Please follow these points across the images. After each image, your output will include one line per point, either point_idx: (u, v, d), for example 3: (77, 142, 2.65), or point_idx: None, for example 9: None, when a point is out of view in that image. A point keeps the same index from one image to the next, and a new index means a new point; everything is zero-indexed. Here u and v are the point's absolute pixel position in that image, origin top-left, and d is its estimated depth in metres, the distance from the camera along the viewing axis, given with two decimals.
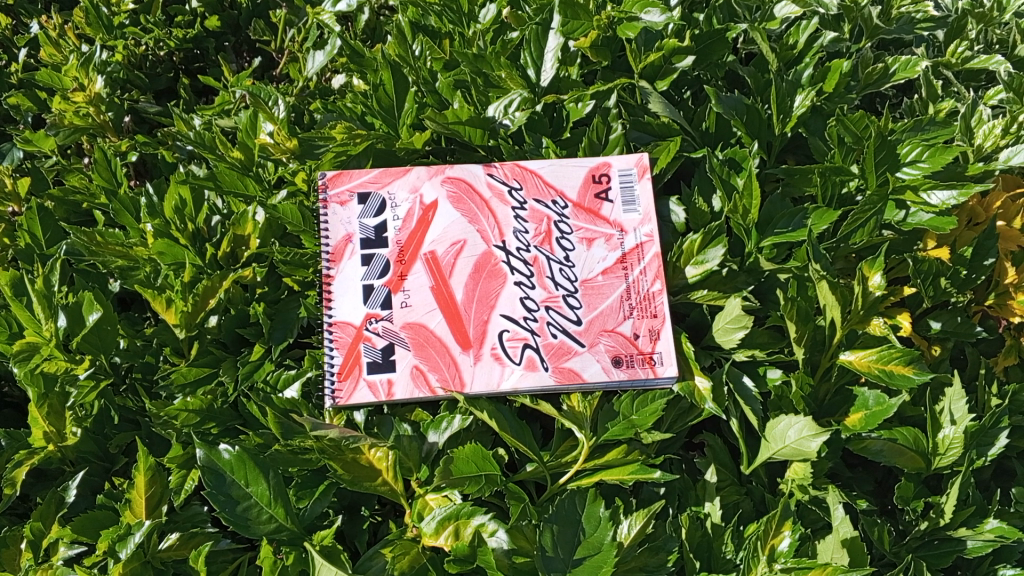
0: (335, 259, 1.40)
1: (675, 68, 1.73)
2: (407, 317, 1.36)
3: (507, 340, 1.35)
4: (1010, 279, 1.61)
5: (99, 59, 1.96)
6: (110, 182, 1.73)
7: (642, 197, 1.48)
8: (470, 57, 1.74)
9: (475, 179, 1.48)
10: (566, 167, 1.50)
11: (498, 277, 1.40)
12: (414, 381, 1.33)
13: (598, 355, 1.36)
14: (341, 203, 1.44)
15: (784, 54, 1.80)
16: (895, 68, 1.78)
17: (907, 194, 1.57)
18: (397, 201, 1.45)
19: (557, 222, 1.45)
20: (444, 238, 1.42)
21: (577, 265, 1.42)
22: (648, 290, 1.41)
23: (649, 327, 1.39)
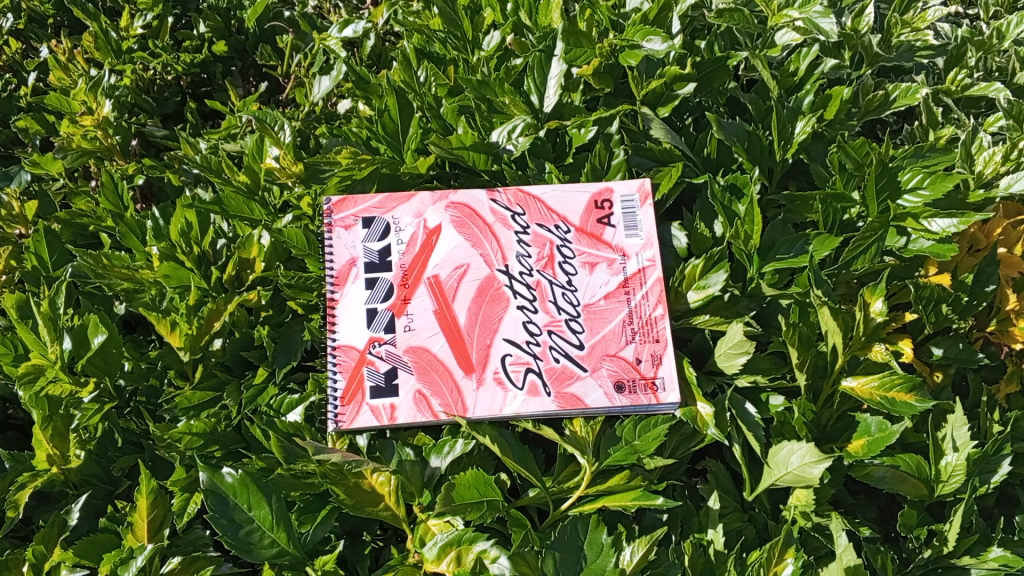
0: (339, 283, 1.41)
1: (678, 95, 1.74)
2: (409, 341, 1.37)
3: (510, 365, 1.36)
4: (1011, 305, 1.62)
5: (107, 84, 1.98)
6: (116, 205, 1.75)
7: (644, 222, 1.49)
8: (474, 83, 1.77)
9: (478, 204, 1.50)
10: (569, 192, 1.52)
11: (500, 301, 1.40)
12: (417, 405, 1.33)
13: (600, 380, 1.36)
14: (346, 227, 1.46)
15: (785, 82, 1.81)
16: (895, 96, 1.79)
17: (908, 221, 1.58)
18: (401, 226, 1.47)
19: (560, 247, 1.46)
20: (447, 262, 1.43)
21: (579, 290, 1.43)
22: (650, 314, 1.42)
23: (651, 352, 1.39)
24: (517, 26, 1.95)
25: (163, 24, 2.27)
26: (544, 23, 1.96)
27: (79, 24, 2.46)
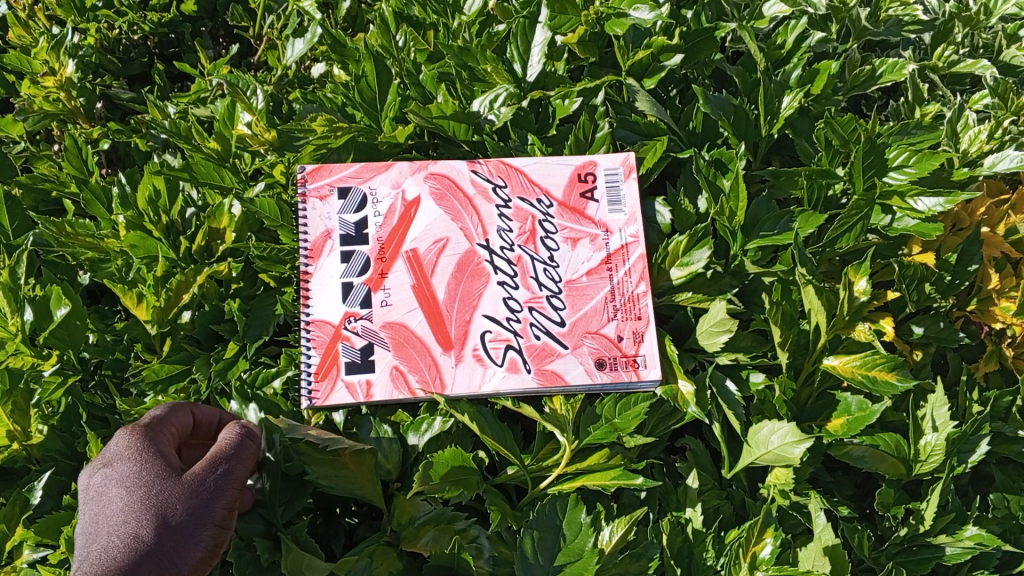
0: (314, 256, 1.36)
1: (664, 66, 1.70)
2: (386, 317, 1.33)
3: (489, 342, 1.33)
4: (993, 285, 1.61)
5: (71, 43, 1.89)
6: (80, 170, 1.70)
7: (628, 197, 1.45)
8: (455, 49, 1.70)
9: (459, 175, 1.45)
10: (552, 165, 1.47)
11: (480, 277, 1.37)
12: (393, 382, 1.30)
13: (581, 357, 1.33)
14: (320, 197, 1.40)
15: (772, 54, 1.78)
16: (881, 71, 1.77)
17: (894, 199, 1.56)
18: (378, 197, 1.42)
19: (542, 222, 1.42)
20: (425, 236, 1.39)
21: (561, 266, 1.39)
22: (633, 292, 1.39)
23: (633, 329, 1.36)
24: None
25: None
26: None
27: None
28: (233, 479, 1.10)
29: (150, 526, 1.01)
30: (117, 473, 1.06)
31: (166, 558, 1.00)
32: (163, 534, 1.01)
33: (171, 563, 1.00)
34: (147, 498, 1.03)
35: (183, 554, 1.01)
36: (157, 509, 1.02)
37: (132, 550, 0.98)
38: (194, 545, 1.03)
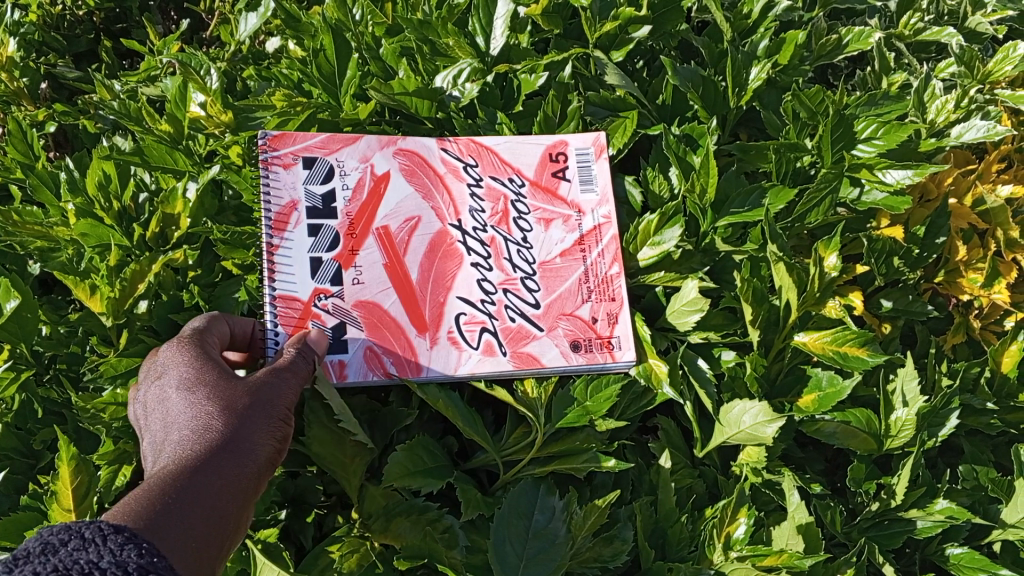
0: (279, 228, 1.28)
1: (632, 39, 1.66)
2: (359, 295, 1.29)
3: (464, 324, 1.31)
4: (961, 257, 1.62)
5: (11, 20, 1.80)
6: (26, 155, 1.62)
7: (599, 177, 1.46)
8: (415, 23, 1.64)
9: (429, 151, 1.42)
10: (522, 145, 1.46)
11: (453, 258, 1.35)
12: (368, 363, 1.26)
13: (556, 339, 1.33)
14: (285, 166, 1.32)
15: (738, 24, 1.75)
16: (848, 40, 1.75)
17: (863, 172, 1.54)
18: (347, 169, 1.36)
19: (513, 202, 1.41)
20: (397, 213, 1.36)
21: (535, 247, 1.39)
22: (606, 273, 1.39)
23: (607, 311, 1.36)
24: None
25: None
26: None
27: None
28: (291, 387, 1.12)
29: (216, 413, 1.03)
30: (179, 374, 1.09)
31: (236, 442, 1.01)
32: (233, 418, 1.03)
33: (243, 447, 1.01)
34: (211, 389, 1.05)
35: (252, 438, 1.03)
36: (223, 399, 1.05)
37: (204, 433, 1.00)
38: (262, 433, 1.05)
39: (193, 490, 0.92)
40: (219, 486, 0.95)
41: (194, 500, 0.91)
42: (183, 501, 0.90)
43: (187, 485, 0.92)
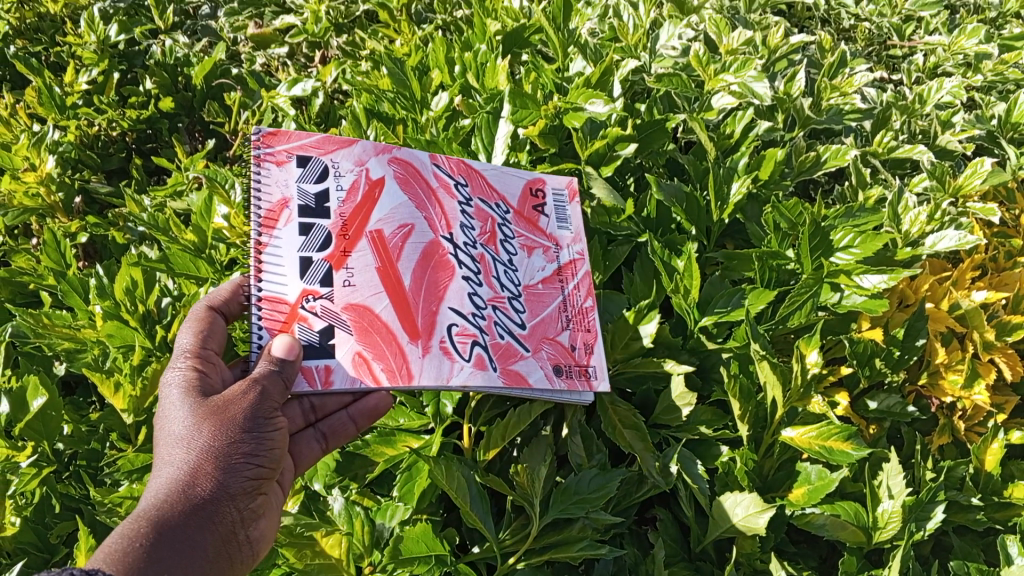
0: (270, 224, 1.34)
1: (618, 155, 1.78)
2: (350, 298, 1.32)
3: (456, 336, 1.33)
4: (941, 359, 1.68)
5: (51, 140, 1.94)
6: (58, 263, 1.73)
7: (574, 217, 1.57)
8: (422, 142, 1.78)
9: (422, 165, 1.49)
10: (506, 176, 1.57)
11: (445, 269, 1.39)
12: (357, 369, 1.27)
13: (541, 361, 1.35)
14: (278, 163, 1.39)
15: (721, 143, 1.89)
16: (826, 157, 1.89)
17: (841, 278, 1.64)
18: (342, 172, 1.43)
19: (500, 225, 1.49)
20: (390, 219, 1.41)
21: (519, 271, 1.46)
22: (581, 305, 1.46)
23: (584, 340, 1.42)
24: (464, 87, 1.99)
25: (109, 80, 2.21)
26: (490, 84, 1.99)
27: (22, 79, 2.30)
28: (271, 399, 1.19)
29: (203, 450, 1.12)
30: (175, 404, 1.18)
31: (218, 483, 1.11)
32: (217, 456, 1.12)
33: (223, 487, 1.12)
34: (199, 421, 1.15)
35: (233, 477, 1.13)
36: (208, 434, 1.14)
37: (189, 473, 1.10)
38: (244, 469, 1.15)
39: (171, 535, 1.03)
40: (198, 527, 1.07)
41: (171, 548, 1.02)
42: (163, 545, 1.02)
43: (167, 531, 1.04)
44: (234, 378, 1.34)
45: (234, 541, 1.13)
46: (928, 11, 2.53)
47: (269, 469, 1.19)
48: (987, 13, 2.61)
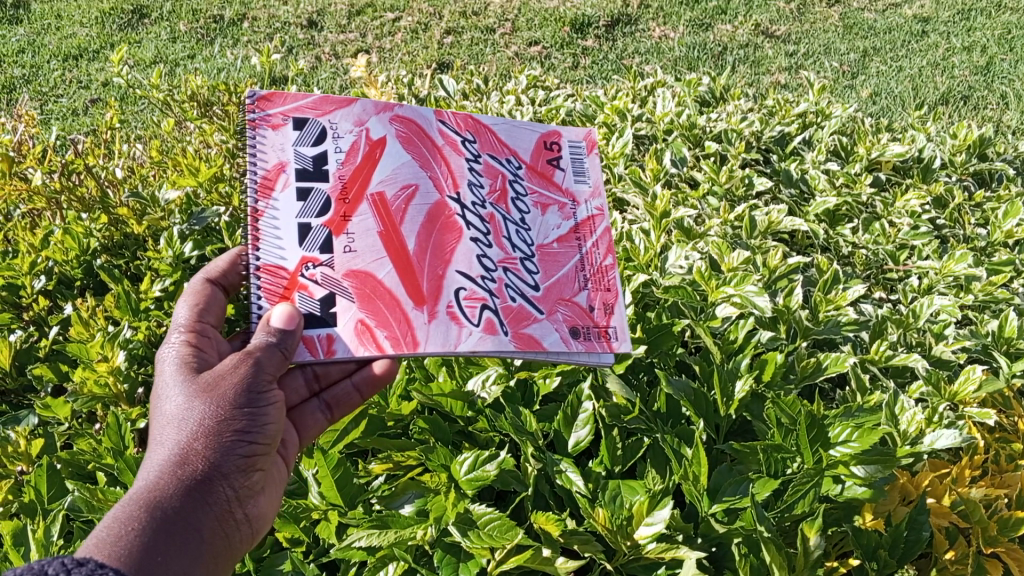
0: (272, 185, 1.58)
1: (631, 355, 1.97)
2: (352, 263, 1.56)
3: (464, 301, 1.56)
4: (948, 553, 1.73)
5: (123, 337, 2.18)
6: (117, 444, 1.90)
7: (590, 171, 1.81)
8: None
9: (425, 124, 1.73)
10: (518, 132, 1.80)
11: (451, 232, 1.63)
12: (363, 335, 1.52)
13: (556, 324, 1.57)
14: (274, 128, 1.62)
15: (726, 348, 2.08)
16: (826, 363, 2.07)
17: (840, 468, 1.75)
18: (340, 132, 1.66)
19: (510, 182, 1.73)
20: (391, 182, 1.64)
21: (533, 231, 1.68)
22: (601, 264, 1.68)
23: (602, 300, 1.63)
24: None
25: (179, 288, 2.46)
26: None
27: (103, 287, 2.56)
28: (257, 381, 1.43)
29: (197, 427, 1.36)
30: (171, 392, 1.42)
31: (213, 456, 1.34)
32: (209, 433, 1.35)
33: (215, 463, 1.34)
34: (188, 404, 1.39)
35: (227, 454, 1.36)
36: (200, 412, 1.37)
37: (182, 452, 1.33)
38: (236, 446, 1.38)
39: (173, 502, 1.25)
40: (197, 502, 1.28)
41: (176, 516, 1.24)
42: (166, 511, 1.23)
43: (169, 508, 1.25)
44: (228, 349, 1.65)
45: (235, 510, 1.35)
46: (920, 240, 2.71)
47: (260, 448, 1.42)
48: (977, 240, 2.83)
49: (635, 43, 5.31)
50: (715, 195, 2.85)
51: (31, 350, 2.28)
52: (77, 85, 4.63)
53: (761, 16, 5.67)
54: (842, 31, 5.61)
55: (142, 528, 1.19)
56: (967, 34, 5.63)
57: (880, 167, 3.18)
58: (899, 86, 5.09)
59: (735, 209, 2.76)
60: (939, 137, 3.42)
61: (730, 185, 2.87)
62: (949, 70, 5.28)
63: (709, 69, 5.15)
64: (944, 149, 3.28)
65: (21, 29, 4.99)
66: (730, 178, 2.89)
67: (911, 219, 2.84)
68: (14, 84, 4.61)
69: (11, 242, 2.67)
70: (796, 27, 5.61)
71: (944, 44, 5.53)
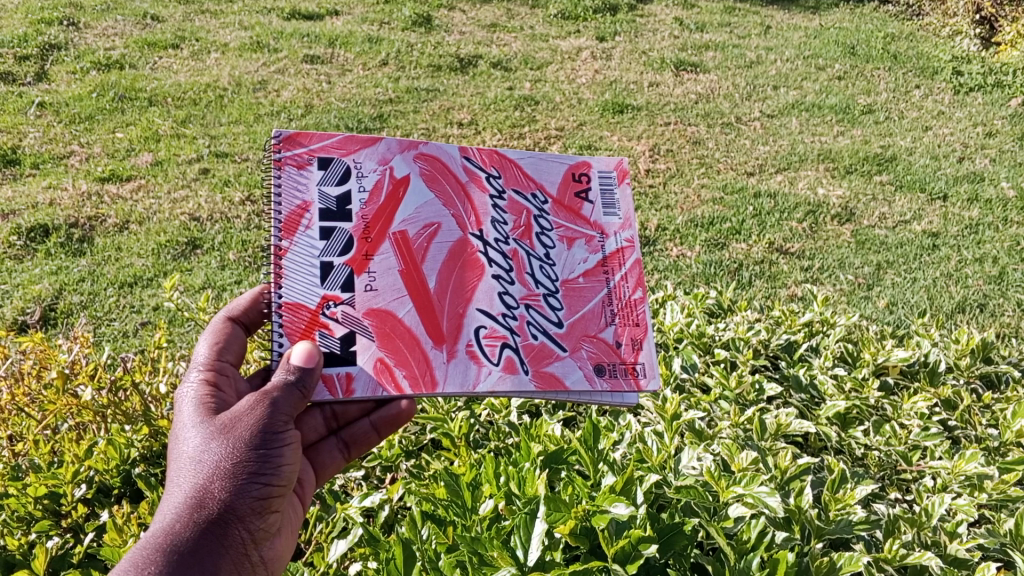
0: (300, 221, 2.08)
1: (642, 553, 1.97)
2: (369, 302, 2.06)
3: (485, 340, 2.07)
4: None
5: None
6: None
7: (621, 201, 2.31)
8: (468, 538, 2.02)
9: (447, 162, 2.29)
10: (547, 168, 2.32)
11: (470, 270, 2.16)
12: (385, 370, 2.00)
13: (578, 362, 2.06)
14: (298, 166, 2.13)
15: (739, 546, 2.10)
16: (840, 562, 2.07)
17: None
18: (366, 174, 2.20)
19: (535, 217, 2.25)
20: (411, 224, 2.18)
21: (562, 266, 2.20)
22: (633, 298, 2.17)
23: (631, 335, 2.12)
24: (507, 493, 2.24)
25: None
26: (529, 490, 2.23)
27: (140, 495, 2.68)
28: (270, 429, 1.83)
29: (215, 469, 1.76)
30: (196, 434, 1.83)
31: (229, 496, 1.75)
32: (227, 475, 1.76)
33: (230, 503, 1.75)
34: (210, 446, 1.79)
35: (242, 499, 1.77)
36: (220, 454, 1.78)
37: (203, 491, 1.73)
38: (250, 486, 1.79)
39: (194, 539, 1.66)
40: (212, 538, 1.69)
41: (195, 548, 1.65)
42: (186, 546, 1.64)
43: (188, 543, 1.65)
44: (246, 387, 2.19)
45: (242, 540, 1.76)
46: (930, 440, 2.77)
47: (271, 488, 1.84)
48: (989, 440, 2.88)
49: (654, 262, 5.63)
50: (727, 399, 2.96)
51: (65, 556, 2.37)
52: (131, 310, 5.00)
53: (774, 235, 6.00)
54: (855, 246, 5.89)
55: (166, 563, 1.59)
56: (977, 246, 5.88)
57: (888, 370, 3.29)
58: (914, 296, 5.27)
59: (745, 412, 2.86)
60: (945, 342, 3.55)
61: (741, 390, 3.03)
62: (962, 280, 5.48)
63: (726, 285, 5.42)
64: (949, 353, 3.42)
65: (86, 261, 5.44)
66: (740, 383, 3.04)
67: (921, 421, 2.92)
68: (73, 310, 4.98)
69: (57, 454, 2.83)
70: (809, 244, 5.91)
71: (956, 256, 5.77)
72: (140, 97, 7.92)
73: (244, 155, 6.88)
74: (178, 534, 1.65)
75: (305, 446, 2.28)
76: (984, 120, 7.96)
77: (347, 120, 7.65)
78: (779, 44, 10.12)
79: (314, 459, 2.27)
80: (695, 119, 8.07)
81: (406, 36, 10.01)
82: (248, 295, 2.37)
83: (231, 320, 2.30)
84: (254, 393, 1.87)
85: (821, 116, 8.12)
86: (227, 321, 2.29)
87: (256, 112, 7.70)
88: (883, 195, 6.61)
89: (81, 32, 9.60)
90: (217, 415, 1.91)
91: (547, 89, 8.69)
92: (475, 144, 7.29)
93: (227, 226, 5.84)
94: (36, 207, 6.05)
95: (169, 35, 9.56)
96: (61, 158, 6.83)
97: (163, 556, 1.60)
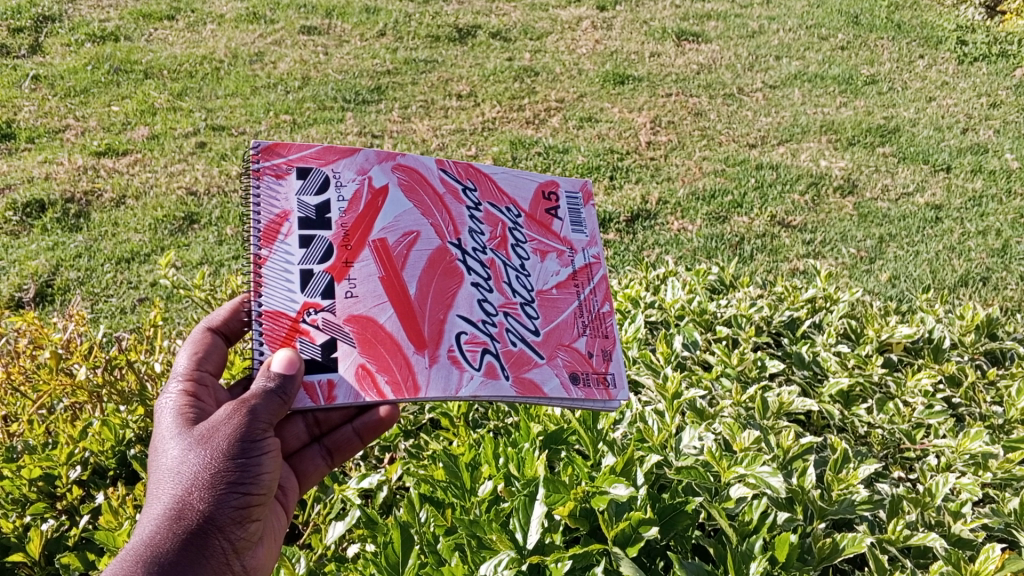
0: (277, 231, 2.05)
1: (642, 536, 1.94)
2: (349, 309, 2.01)
3: (468, 345, 2.00)
4: None
5: None
6: None
7: (588, 222, 2.37)
8: (466, 521, 1.98)
9: (426, 171, 2.25)
10: (516, 187, 2.36)
11: (450, 278, 2.10)
12: (364, 377, 1.94)
13: (557, 369, 2.01)
14: (277, 176, 2.10)
15: (741, 529, 2.08)
16: (843, 543, 2.05)
17: None
18: (344, 183, 2.16)
19: (510, 229, 2.26)
20: (391, 231, 2.13)
21: (536, 277, 2.19)
22: (601, 312, 2.19)
23: (603, 348, 2.10)
24: (506, 474, 2.19)
25: None
26: (529, 471, 2.20)
27: (135, 476, 2.65)
28: (250, 437, 1.80)
29: (193, 480, 1.74)
30: (175, 446, 1.81)
31: (209, 507, 1.73)
32: (206, 486, 1.73)
33: (210, 514, 1.73)
34: (190, 457, 1.76)
35: (222, 510, 1.75)
36: (198, 465, 1.75)
37: (182, 504, 1.71)
38: (231, 496, 1.77)
39: (172, 553, 1.64)
40: (190, 550, 1.67)
41: (172, 562, 1.63)
42: (164, 559, 1.62)
43: (166, 556, 1.63)
44: (225, 396, 2.15)
45: (223, 550, 1.75)
46: (935, 419, 2.75)
47: (252, 496, 1.81)
48: (993, 418, 2.85)
49: (656, 235, 5.59)
50: (728, 376, 2.94)
51: (60, 538, 2.36)
52: (128, 286, 4.95)
53: (776, 207, 5.94)
54: (857, 219, 5.83)
55: None
56: (980, 219, 5.82)
57: (892, 347, 3.25)
58: (916, 270, 5.22)
59: (747, 391, 2.83)
60: (949, 318, 3.51)
61: (742, 367, 2.99)
62: (965, 253, 5.44)
63: (728, 259, 5.37)
64: (953, 330, 3.38)
65: (82, 236, 5.39)
66: (742, 360, 3.01)
67: (925, 398, 2.89)
68: (71, 286, 4.94)
69: (52, 435, 2.81)
70: (812, 217, 5.85)
71: (959, 228, 5.71)
72: (136, 70, 7.82)
73: (241, 129, 6.81)
74: (158, 547, 1.64)
75: (289, 454, 2.25)
76: (989, 91, 7.86)
77: (344, 92, 7.56)
78: (782, 14, 9.97)
79: (297, 465, 2.24)
80: (697, 91, 7.96)
81: (404, 6, 9.86)
82: (229, 304, 2.34)
83: (209, 329, 2.28)
84: (233, 400, 1.84)
85: (824, 86, 8.02)
86: (207, 331, 2.26)
87: (252, 85, 7.60)
88: (887, 167, 6.54)
89: (75, 4, 9.46)
90: (196, 425, 1.88)
91: (546, 60, 8.58)
92: (475, 117, 7.21)
93: (224, 201, 5.78)
94: (31, 181, 5.98)
95: (164, 6, 9.43)
96: (57, 132, 6.75)
97: (142, 571, 1.58)
